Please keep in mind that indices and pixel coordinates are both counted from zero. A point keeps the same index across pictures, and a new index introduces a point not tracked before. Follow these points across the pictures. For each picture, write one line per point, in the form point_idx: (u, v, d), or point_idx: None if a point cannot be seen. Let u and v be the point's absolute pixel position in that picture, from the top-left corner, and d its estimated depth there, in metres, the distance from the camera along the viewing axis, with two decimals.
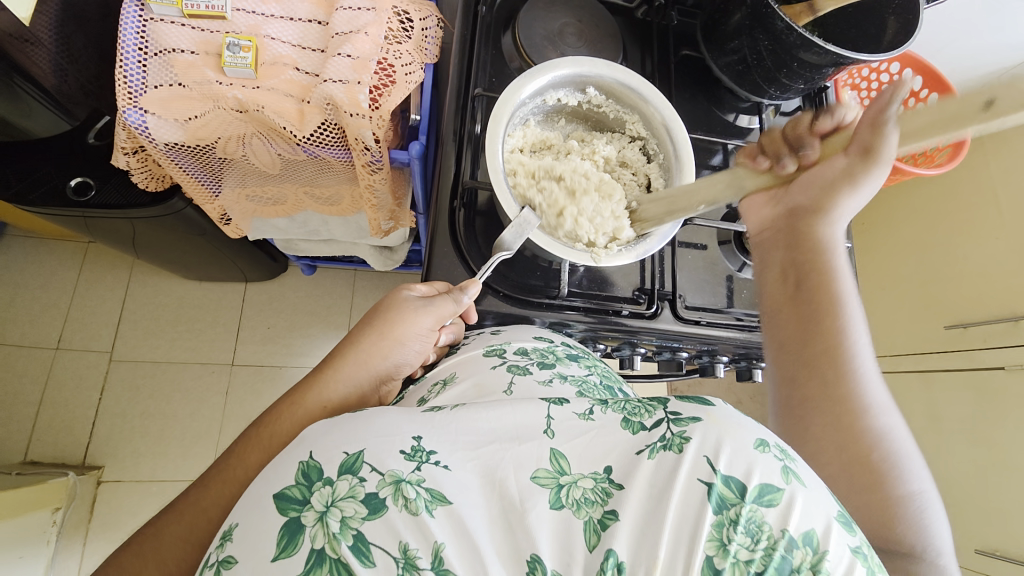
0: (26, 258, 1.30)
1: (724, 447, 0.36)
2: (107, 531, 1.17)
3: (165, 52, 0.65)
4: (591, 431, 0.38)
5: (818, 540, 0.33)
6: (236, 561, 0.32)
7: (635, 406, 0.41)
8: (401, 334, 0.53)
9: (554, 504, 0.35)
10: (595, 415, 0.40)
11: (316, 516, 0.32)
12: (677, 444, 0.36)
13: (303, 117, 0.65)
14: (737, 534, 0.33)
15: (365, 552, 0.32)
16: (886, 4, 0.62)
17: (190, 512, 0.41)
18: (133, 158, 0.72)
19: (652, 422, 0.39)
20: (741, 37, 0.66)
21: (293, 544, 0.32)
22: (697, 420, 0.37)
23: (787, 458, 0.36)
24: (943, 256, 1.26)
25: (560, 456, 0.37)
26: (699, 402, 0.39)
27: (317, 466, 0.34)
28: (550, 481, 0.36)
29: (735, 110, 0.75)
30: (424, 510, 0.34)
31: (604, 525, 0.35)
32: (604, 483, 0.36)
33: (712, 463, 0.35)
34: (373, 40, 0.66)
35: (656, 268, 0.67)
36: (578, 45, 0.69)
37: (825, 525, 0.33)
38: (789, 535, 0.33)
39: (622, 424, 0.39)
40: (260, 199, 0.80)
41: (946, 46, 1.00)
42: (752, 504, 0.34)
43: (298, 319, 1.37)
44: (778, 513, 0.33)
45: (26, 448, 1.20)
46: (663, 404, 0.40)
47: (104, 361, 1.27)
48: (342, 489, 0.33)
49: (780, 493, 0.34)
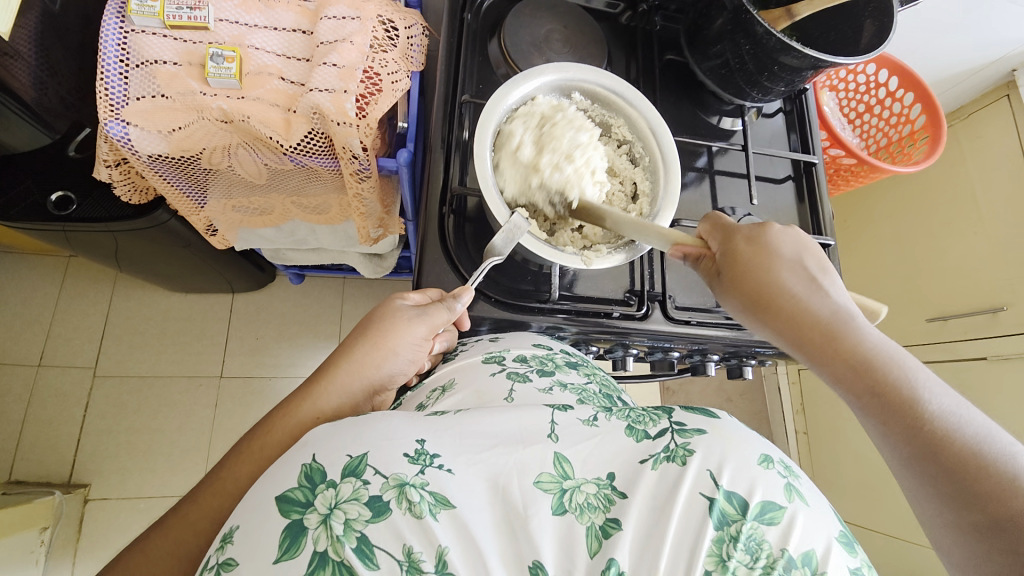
0: (5, 273, 1.27)
1: (729, 462, 0.37)
2: (94, 550, 1.14)
3: (147, 63, 0.64)
4: (595, 437, 0.39)
5: (817, 561, 0.33)
6: (238, 562, 0.31)
7: (639, 414, 0.42)
8: (395, 343, 0.53)
9: (557, 509, 0.35)
10: (599, 421, 0.41)
11: (319, 517, 0.32)
12: (680, 456, 0.37)
13: (290, 127, 0.65)
14: (736, 551, 0.34)
15: (369, 554, 0.31)
16: (861, 8, 0.64)
17: (183, 526, 0.40)
18: (116, 170, 0.70)
19: (656, 430, 0.40)
20: (723, 42, 0.67)
21: (294, 546, 0.31)
22: (701, 432, 0.39)
23: (791, 475, 0.37)
24: (924, 250, 1.29)
25: (564, 460, 0.37)
26: (705, 415, 0.40)
27: (320, 467, 0.34)
28: (553, 486, 0.36)
29: (719, 113, 0.76)
30: (428, 513, 0.33)
31: (606, 533, 0.35)
32: (607, 490, 0.37)
33: (715, 477, 0.36)
34: (359, 48, 0.66)
35: (646, 270, 0.67)
36: (563, 51, 0.70)
37: (825, 546, 0.34)
38: (788, 555, 0.34)
39: (626, 431, 0.40)
40: (246, 209, 0.79)
41: (920, 47, 1.03)
42: (753, 521, 0.35)
43: (287, 329, 1.36)
44: (778, 531, 0.34)
45: (8, 468, 1.16)
46: (668, 415, 0.41)
47: (88, 377, 1.25)
48: (346, 491, 0.33)
49: (781, 511, 0.35)
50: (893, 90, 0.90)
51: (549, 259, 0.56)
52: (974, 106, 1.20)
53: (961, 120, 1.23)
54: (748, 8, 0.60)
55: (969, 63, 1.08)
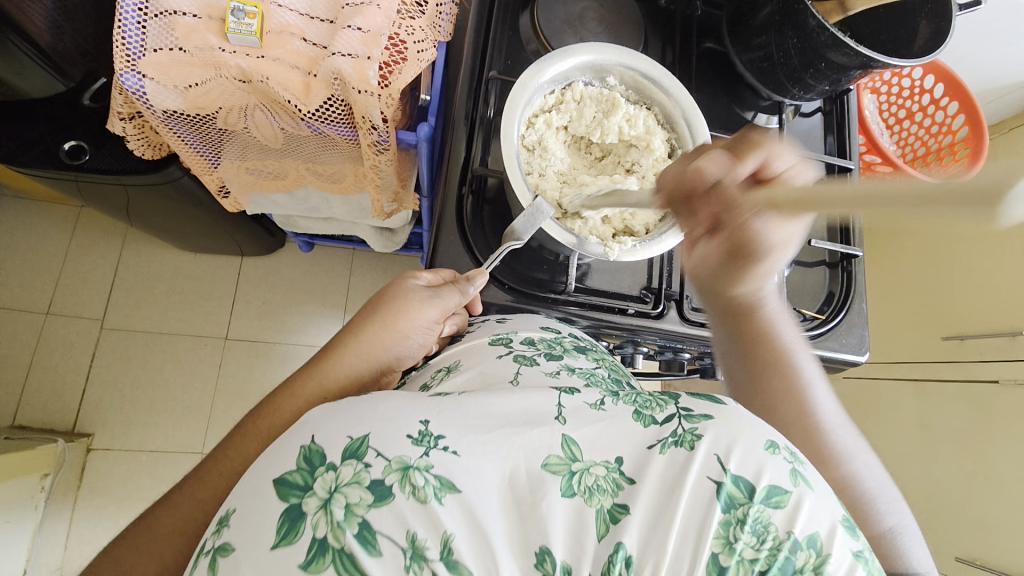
0: (17, 219, 1.27)
1: (735, 447, 0.35)
2: (95, 498, 1.17)
3: (166, 14, 0.61)
4: (603, 420, 0.38)
5: (822, 543, 0.32)
6: (233, 549, 0.31)
7: (646, 400, 0.41)
8: (405, 326, 0.52)
9: (565, 492, 0.34)
10: (607, 406, 0.40)
11: (318, 503, 0.31)
12: (688, 442, 0.36)
13: (309, 91, 0.63)
14: (743, 534, 0.33)
15: (372, 540, 0.31)
16: (919, 7, 0.60)
17: (189, 502, 0.40)
18: (130, 124, 0.69)
19: (663, 416, 0.38)
20: (768, 32, 0.63)
21: (293, 532, 0.30)
22: (708, 418, 0.37)
23: (796, 461, 0.36)
24: (954, 268, 1.25)
25: (571, 443, 0.36)
26: (711, 401, 0.39)
27: (320, 450, 0.33)
28: (561, 468, 0.35)
29: (754, 108, 0.73)
30: (432, 498, 0.32)
31: (613, 518, 0.34)
32: (615, 474, 0.35)
33: (723, 462, 0.35)
34: (385, 13, 0.64)
35: (665, 267, 0.65)
36: (598, 31, 0.67)
37: (830, 528, 0.33)
38: (794, 537, 0.32)
39: (633, 416, 0.38)
40: (260, 172, 0.77)
41: (969, 53, 0.98)
42: (759, 504, 0.33)
43: (294, 296, 1.35)
44: (785, 514, 0.33)
45: (14, 411, 1.19)
46: (674, 401, 0.40)
47: (95, 328, 1.26)
48: (347, 475, 0.32)
49: (788, 494, 0.33)
50: (938, 98, 0.86)
51: (569, 246, 0.54)
52: (1015, 120, 1.15)
53: (1001, 134, 1.18)
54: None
55: (1019, 75, 1.03)
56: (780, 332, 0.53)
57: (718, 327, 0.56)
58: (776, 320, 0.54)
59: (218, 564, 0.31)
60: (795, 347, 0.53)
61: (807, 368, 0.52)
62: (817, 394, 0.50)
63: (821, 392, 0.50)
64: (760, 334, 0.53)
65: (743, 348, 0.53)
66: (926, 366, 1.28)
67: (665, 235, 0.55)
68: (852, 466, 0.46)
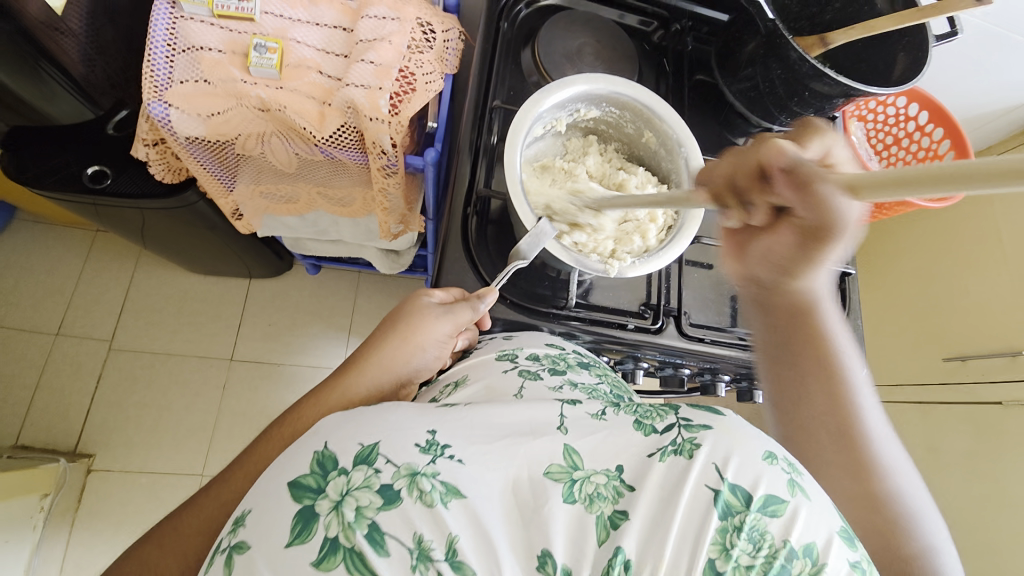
0: (34, 243, 1.31)
1: (734, 457, 0.36)
2: (93, 520, 1.16)
3: (193, 49, 0.66)
4: (604, 431, 0.39)
5: (818, 553, 0.33)
6: (250, 546, 0.32)
7: (647, 410, 0.42)
8: (422, 340, 0.54)
9: (566, 498, 0.35)
10: (608, 416, 0.41)
11: (330, 504, 0.32)
12: (687, 450, 0.37)
13: (323, 119, 0.67)
14: (739, 540, 0.33)
15: (380, 541, 0.32)
16: (897, 40, 0.65)
17: (210, 505, 0.41)
18: (153, 150, 0.73)
19: (663, 425, 0.39)
20: (754, 65, 0.67)
21: (307, 531, 0.32)
22: (707, 428, 0.38)
23: (794, 472, 0.36)
24: (950, 287, 1.27)
25: (573, 452, 0.37)
26: (710, 412, 0.39)
27: (332, 456, 0.34)
28: (562, 476, 0.36)
29: (745, 136, 0.76)
30: (439, 502, 0.33)
31: (613, 524, 0.35)
32: (616, 482, 0.36)
33: (721, 471, 0.35)
34: (396, 48, 0.68)
35: (663, 284, 0.67)
36: (594, 64, 0.72)
37: (827, 538, 0.33)
38: (791, 545, 0.33)
39: (634, 426, 0.39)
40: (273, 197, 0.81)
41: (954, 83, 1.03)
42: (756, 513, 0.34)
43: (299, 318, 1.38)
44: (782, 523, 0.33)
45: (18, 432, 1.19)
46: (674, 411, 0.40)
47: (103, 349, 1.28)
48: (358, 478, 0.33)
49: (785, 505, 0.34)
50: (923, 125, 0.90)
51: (572, 265, 0.57)
52: (1003, 146, 1.20)
53: (989, 159, 1.23)
54: (782, 33, 0.60)
55: (1001, 103, 1.08)
56: (834, 333, 0.50)
57: (767, 332, 0.53)
58: (835, 332, 0.51)
59: (234, 560, 0.32)
60: (845, 350, 0.51)
61: (870, 414, 0.48)
62: (864, 404, 0.48)
63: (869, 404, 0.49)
64: (813, 338, 0.50)
65: (789, 357, 0.51)
66: (931, 388, 1.28)
67: (664, 249, 0.58)
68: (894, 482, 0.45)
